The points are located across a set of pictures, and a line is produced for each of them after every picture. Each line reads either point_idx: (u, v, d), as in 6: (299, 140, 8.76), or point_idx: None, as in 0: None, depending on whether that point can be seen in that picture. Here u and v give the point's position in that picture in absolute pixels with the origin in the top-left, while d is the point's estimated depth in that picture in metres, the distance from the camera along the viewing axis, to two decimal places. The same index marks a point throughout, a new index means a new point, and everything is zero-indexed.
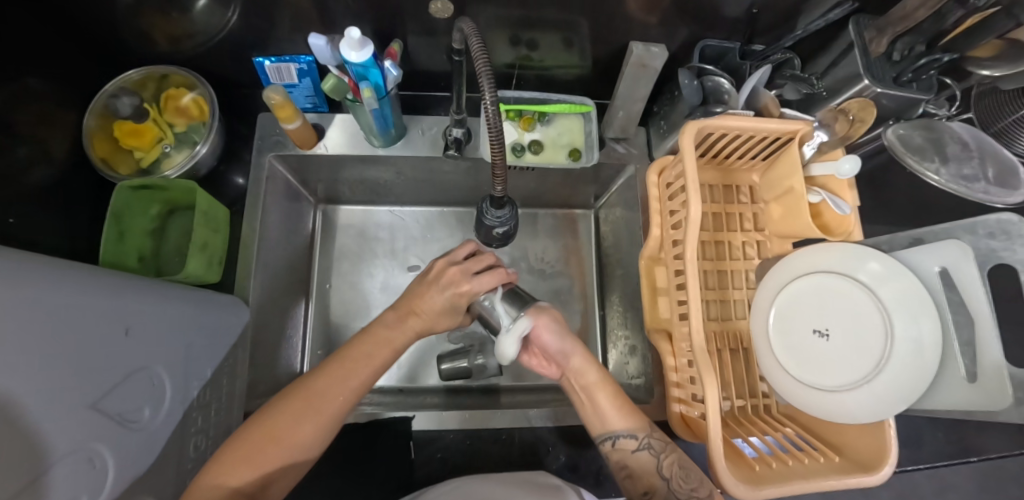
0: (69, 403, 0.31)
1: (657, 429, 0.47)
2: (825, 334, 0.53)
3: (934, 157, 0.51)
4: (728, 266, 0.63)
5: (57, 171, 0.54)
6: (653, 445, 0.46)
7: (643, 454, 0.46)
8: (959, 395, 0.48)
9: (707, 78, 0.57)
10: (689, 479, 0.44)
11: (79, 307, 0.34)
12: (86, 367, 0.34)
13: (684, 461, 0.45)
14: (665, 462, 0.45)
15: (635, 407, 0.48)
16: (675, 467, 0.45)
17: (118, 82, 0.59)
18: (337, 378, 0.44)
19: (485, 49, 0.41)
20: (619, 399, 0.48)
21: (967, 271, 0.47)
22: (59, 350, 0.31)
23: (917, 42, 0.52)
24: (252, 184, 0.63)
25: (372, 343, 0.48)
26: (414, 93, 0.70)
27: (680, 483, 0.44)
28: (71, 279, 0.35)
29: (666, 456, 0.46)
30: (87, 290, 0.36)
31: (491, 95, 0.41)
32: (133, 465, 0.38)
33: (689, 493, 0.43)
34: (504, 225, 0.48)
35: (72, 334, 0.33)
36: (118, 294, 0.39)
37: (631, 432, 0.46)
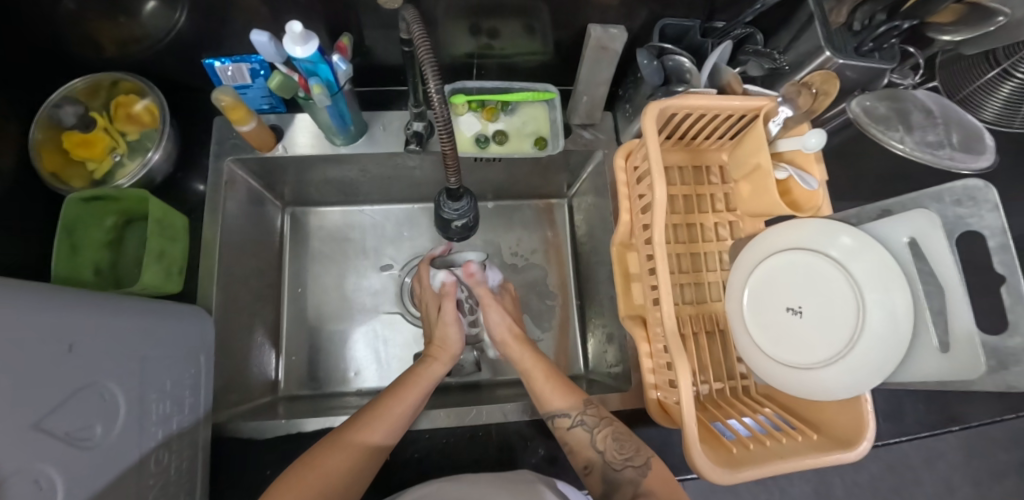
0: (10, 422, 0.30)
1: (591, 406, 0.53)
2: (798, 312, 0.53)
3: (899, 126, 0.50)
4: (701, 249, 0.62)
5: (1, 184, 0.52)
6: (586, 421, 0.51)
7: (577, 430, 0.51)
8: (931, 365, 0.47)
9: (668, 57, 0.55)
10: (623, 449, 0.49)
11: (16, 321, 0.32)
12: (27, 386, 0.32)
13: (617, 435, 0.50)
14: (598, 436, 0.50)
15: (570, 389, 0.55)
16: (608, 440, 0.49)
17: (63, 91, 0.57)
18: (381, 417, 0.50)
19: (428, 40, 0.39)
20: (550, 382, 0.56)
21: (936, 240, 0.46)
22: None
23: (876, 11, 0.52)
24: (210, 191, 0.61)
25: (416, 379, 0.55)
26: (374, 89, 0.69)
27: (613, 454, 0.49)
28: (8, 293, 0.33)
29: (599, 430, 0.50)
30: (30, 304, 0.34)
31: (436, 83, 0.39)
32: (89, 484, 0.36)
33: (624, 463, 0.48)
34: (463, 217, 0.46)
35: (11, 352, 0.31)
36: (63, 308, 0.37)
37: (565, 411, 0.52)
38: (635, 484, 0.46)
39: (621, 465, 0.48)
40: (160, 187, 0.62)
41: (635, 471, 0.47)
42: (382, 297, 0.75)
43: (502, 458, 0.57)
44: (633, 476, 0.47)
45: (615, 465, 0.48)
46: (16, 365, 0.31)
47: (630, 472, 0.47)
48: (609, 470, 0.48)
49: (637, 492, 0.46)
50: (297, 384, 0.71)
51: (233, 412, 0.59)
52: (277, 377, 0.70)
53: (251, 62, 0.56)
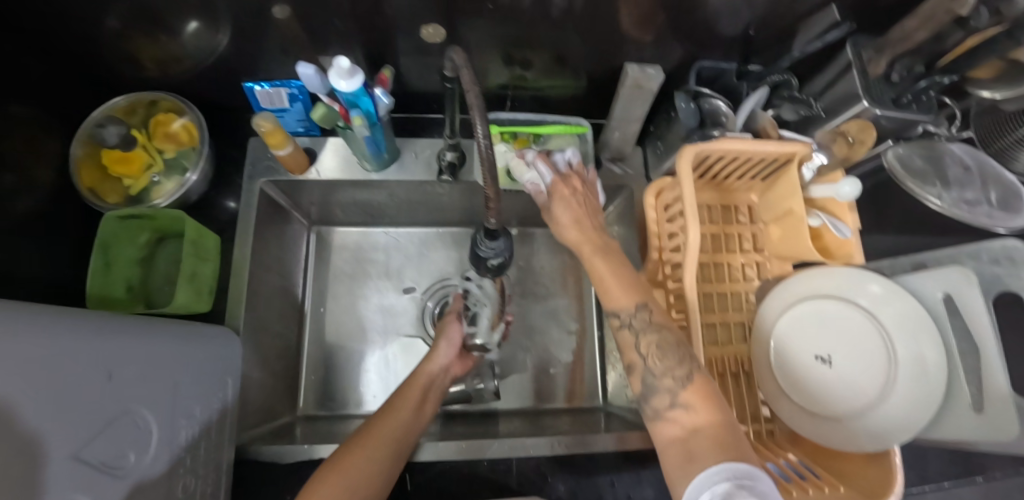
0: (51, 453, 0.30)
1: (645, 309, 0.47)
2: (828, 360, 0.53)
3: (936, 181, 0.51)
4: (728, 288, 0.62)
5: (39, 200, 0.53)
6: (635, 323, 0.47)
7: (625, 332, 0.47)
8: (963, 425, 0.46)
9: (704, 101, 0.56)
10: (666, 358, 0.44)
11: (59, 350, 0.33)
12: (68, 415, 0.32)
13: (662, 344, 0.45)
14: (642, 340, 0.46)
15: (634, 283, 0.48)
16: (652, 346, 0.45)
17: (105, 110, 0.58)
18: (386, 424, 0.50)
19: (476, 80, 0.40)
20: (614, 276, 0.49)
21: (971, 297, 0.46)
22: (40, 396, 0.30)
23: (915, 63, 0.52)
24: (243, 208, 0.62)
25: (412, 381, 0.58)
26: (407, 115, 0.70)
27: (655, 361, 0.45)
28: (51, 320, 0.34)
29: (644, 336, 0.46)
30: (73, 335, 0.35)
31: (484, 135, 0.38)
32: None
33: (663, 371, 0.44)
34: (499, 256, 0.46)
35: (54, 381, 0.32)
36: (103, 333, 0.38)
37: (616, 311, 0.48)
38: (673, 395, 0.42)
39: (660, 372, 0.44)
40: (192, 205, 0.63)
41: (672, 382, 0.43)
42: (402, 319, 0.75)
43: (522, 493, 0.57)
44: (671, 386, 0.43)
45: (654, 371, 0.44)
46: (59, 394, 0.32)
47: (668, 382, 0.43)
48: (648, 374, 0.45)
49: (674, 402, 0.42)
50: (315, 403, 0.71)
51: (255, 433, 0.59)
52: (296, 396, 0.70)
53: (291, 87, 0.58)
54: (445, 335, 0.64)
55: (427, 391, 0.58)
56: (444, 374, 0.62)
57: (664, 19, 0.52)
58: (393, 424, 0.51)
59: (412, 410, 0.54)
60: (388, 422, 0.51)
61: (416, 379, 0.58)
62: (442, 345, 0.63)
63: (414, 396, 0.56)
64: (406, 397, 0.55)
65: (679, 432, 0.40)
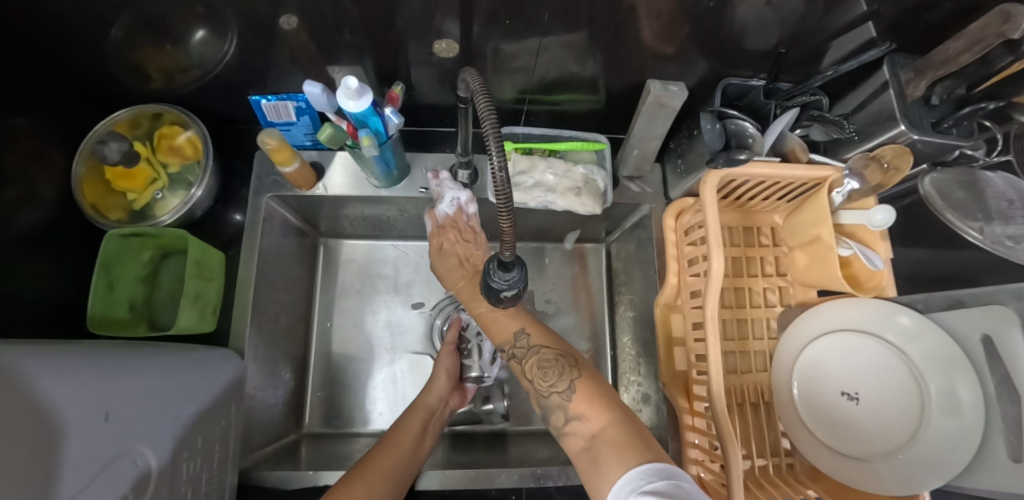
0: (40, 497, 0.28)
1: (523, 336, 0.51)
2: (854, 397, 0.50)
3: (978, 214, 0.47)
4: (749, 315, 0.60)
5: (43, 216, 0.52)
6: (516, 354, 0.51)
7: (514, 362, 0.51)
8: (1005, 475, 0.41)
9: (730, 121, 0.54)
10: (548, 377, 0.47)
11: (34, 397, 0.32)
12: (53, 461, 0.30)
13: (542, 363, 0.48)
14: (526, 366, 0.49)
15: (510, 317, 0.53)
16: (535, 368, 0.48)
17: (108, 123, 0.56)
18: (386, 455, 0.48)
19: (489, 96, 0.37)
20: (495, 316, 0.54)
21: (1010, 339, 0.42)
22: (22, 438, 0.29)
23: (958, 86, 0.49)
24: (249, 225, 0.60)
25: (414, 411, 0.57)
26: (418, 128, 0.67)
27: (540, 382, 0.47)
28: (19, 370, 0.32)
29: (528, 360, 0.50)
30: (58, 384, 0.34)
31: (499, 155, 0.34)
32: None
33: (549, 390, 0.46)
34: (513, 288, 0.43)
35: (33, 425, 0.30)
36: (79, 378, 0.36)
37: (503, 346, 0.53)
38: (564, 410, 0.44)
39: (548, 391, 0.46)
40: (198, 220, 0.62)
41: (560, 397, 0.45)
42: (409, 336, 0.73)
43: None
44: (560, 403, 0.45)
45: (542, 393, 0.47)
46: (42, 439, 0.30)
47: (557, 399, 0.45)
48: (542, 396, 0.47)
49: (569, 417, 0.44)
50: (319, 420, 0.70)
51: (258, 457, 0.57)
52: (302, 412, 0.69)
53: (297, 100, 0.55)
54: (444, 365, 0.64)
55: (428, 421, 0.57)
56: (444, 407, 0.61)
57: (689, 34, 0.49)
58: (394, 455, 0.49)
59: (411, 443, 0.52)
60: (387, 456, 0.48)
61: (417, 409, 0.58)
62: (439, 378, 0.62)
63: (415, 425, 0.55)
64: (407, 427, 0.54)
65: (583, 442, 0.42)
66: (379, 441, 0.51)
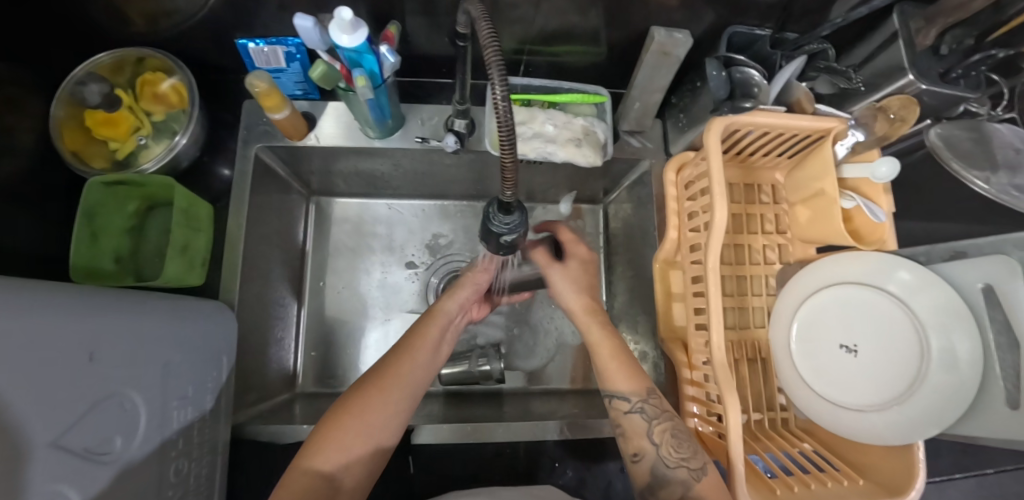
0: (25, 445, 0.27)
1: (655, 396, 0.48)
2: (853, 349, 0.50)
3: (985, 163, 0.47)
4: (747, 272, 0.59)
5: (23, 165, 0.49)
6: (648, 411, 0.47)
7: (635, 417, 0.47)
8: (999, 424, 0.43)
9: (736, 69, 0.52)
10: (680, 449, 0.45)
11: (27, 330, 0.29)
12: (35, 409, 0.28)
13: (677, 432, 0.46)
14: (655, 428, 0.46)
15: (637, 371, 0.50)
16: (665, 434, 0.46)
17: (87, 67, 0.53)
18: (405, 363, 0.48)
19: (496, 33, 0.33)
20: (618, 360, 0.50)
21: (1012, 288, 0.42)
22: (12, 384, 0.27)
23: (968, 35, 0.48)
24: (238, 178, 0.58)
25: (431, 319, 0.53)
26: (413, 80, 0.65)
27: (669, 450, 0.45)
28: (13, 297, 0.30)
29: (658, 423, 0.47)
30: (58, 315, 0.32)
31: (501, 85, 0.32)
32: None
33: (678, 462, 0.44)
34: (514, 233, 0.42)
35: (23, 366, 0.28)
36: (70, 308, 0.33)
37: (625, 395, 0.48)
38: (685, 486, 0.43)
39: (675, 463, 0.44)
40: (184, 172, 0.59)
41: (688, 473, 0.44)
42: (405, 296, 0.73)
43: (528, 476, 0.56)
44: (684, 478, 0.43)
45: (667, 462, 0.45)
46: (30, 383, 0.28)
47: (684, 473, 0.44)
48: (660, 465, 0.45)
49: (686, 496, 0.43)
50: (313, 381, 0.69)
51: (251, 412, 0.56)
52: (296, 372, 0.69)
53: (288, 45, 0.53)
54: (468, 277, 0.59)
55: (446, 331, 0.55)
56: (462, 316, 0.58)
57: None
58: (412, 365, 0.49)
59: (428, 352, 0.51)
60: (405, 363, 0.48)
61: (436, 316, 0.54)
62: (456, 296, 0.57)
63: (431, 337, 0.52)
64: (422, 335, 0.51)
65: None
66: (398, 344, 0.51)
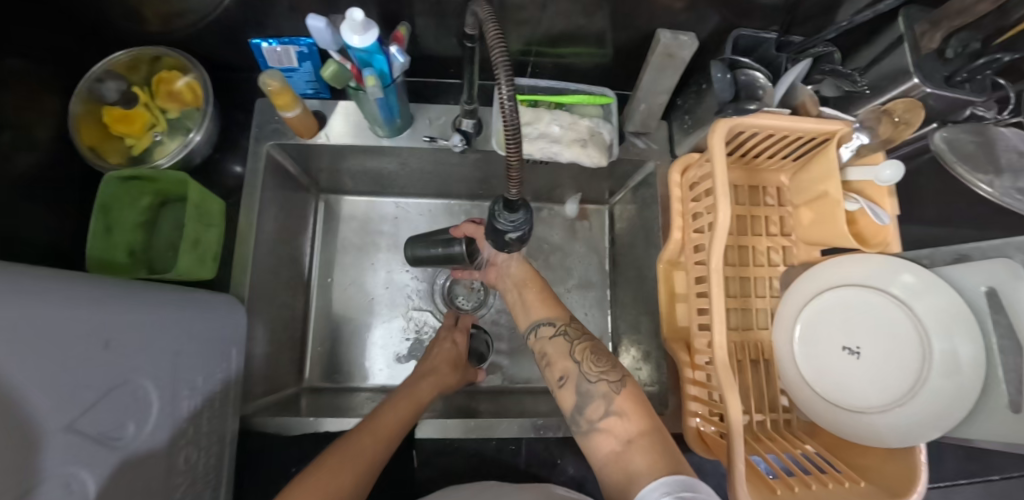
0: (40, 427, 0.28)
1: (576, 322, 0.54)
2: (855, 352, 0.50)
3: (990, 168, 0.46)
4: (751, 273, 0.60)
5: (41, 159, 0.51)
6: (569, 333, 0.52)
7: (558, 339, 0.52)
8: (998, 427, 0.43)
9: (742, 71, 0.52)
10: (599, 364, 0.48)
11: (44, 317, 0.30)
12: (48, 397, 0.29)
13: (595, 349, 0.50)
14: (577, 347, 0.50)
15: (555, 303, 0.56)
16: (586, 352, 0.49)
17: (104, 64, 0.55)
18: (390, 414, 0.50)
19: (502, 35, 0.34)
20: (538, 293, 0.57)
21: (1016, 292, 0.42)
22: (31, 368, 0.28)
23: (974, 39, 0.47)
24: (249, 174, 0.59)
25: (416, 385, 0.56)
26: (422, 80, 0.66)
27: (590, 366, 0.48)
28: (30, 284, 0.30)
29: (579, 344, 0.51)
30: (75, 303, 0.33)
31: (507, 85, 0.33)
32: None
33: (598, 376, 0.47)
34: (518, 230, 0.43)
35: (41, 352, 0.29)
36: (87, 296, 0.35)
37: (549, 320, 0.54)
38: (607, 401, 0.44)
39: (596, 377, 0.47)
40: (197, 168, 0.61)
41: (607, 386, 0.45)
42: (410, 293, 0.75)
43: (530, 472, 0.56)
44: (606, 392, 0.45)
45: (589, 377, 0.47)
46: (46, 368, 0.29)
47: (603, 386, 0.46)
48: (583, 382, 0.47)
49: (608, 410, 0.44)
50: (320, 376, 0.70)
51: (260, 404, 0.58)
52: (302, 367, 0.70)
53: (300, 45, 0.54)
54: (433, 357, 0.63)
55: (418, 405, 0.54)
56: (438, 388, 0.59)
57: None
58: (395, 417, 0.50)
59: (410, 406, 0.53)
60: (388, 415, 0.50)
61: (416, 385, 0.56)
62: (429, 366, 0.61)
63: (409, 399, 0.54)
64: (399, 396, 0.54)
65: (614, 443, 0.42)
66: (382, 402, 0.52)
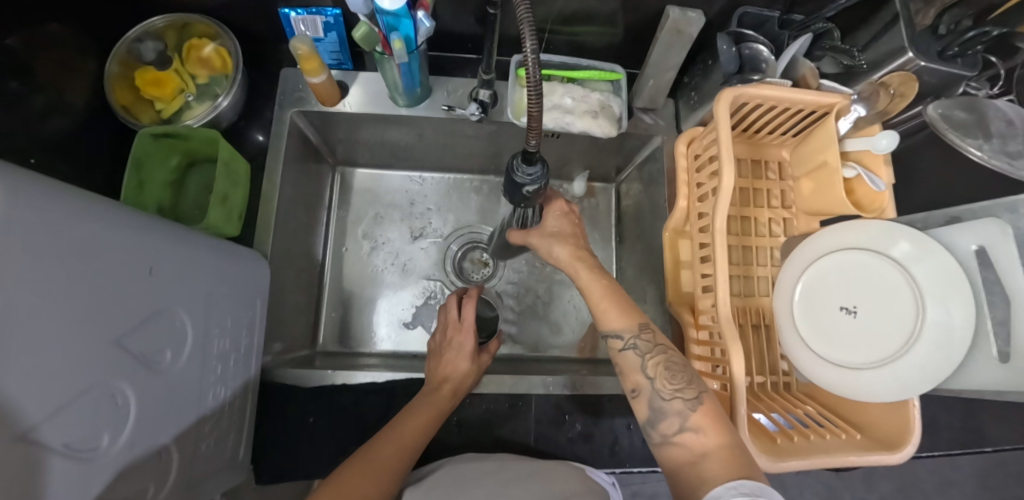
0: (90, 339, 0.31)
1: (648, 330, 0.49)
2: (852, 311, 0.53)
3: (980, 134, 0.48)
4: (753, 242, 0.62)
5: (75, 117, 0.53)
6: (640, 346, 0.49)
7: (629, 353, 0.49)
8: (987, 375, 0.46)
9: (746, 45, 0.55)
10: (675, 379, 0.46)
11: (101, 236, 0.32)
12: (101, 310, 0.32)
13: (670, 364, 0.47)
14: (649, 362, 0.48)
15: (629, 308, 0.51)
16: (659, 367, 0.47)
17: (141, 28, 0.57)
18: (399, 438, 0.47)
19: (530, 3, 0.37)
20: (610, 299, 0.52)
21: (1005, 250, 0.45)
22: (88, 282, 0.31)
23: (965, 16, 0.50)
24: (273, 139, 0.62)
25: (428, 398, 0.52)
26: (439, 55, 0.68)
27: (664, 383, 0.46)
28: (96, 205, 0.33)
29: (651, 357, 0.48)
30: (129, 228, 0.36)
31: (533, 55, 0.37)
32: (159, 419, 0.38)
33: (673, 394, 0.45)
34: (535, 184, 0.46)
35: (92, 272, 0.31)
36: (137, 227, 0.37)
37: (619, 332, 0.50)
38: (682, 418, 0.44)
39: (671, 395, 0.45)
40: (222, 133, 0.63)
41: (683, 404, 0.44)
42: (423, 264, 0.77)
43: (538, 428, 0.58)
44: (681, 409, 0.44)
45: (663, 394, 0.46)
46: (98, 286, 0.32)
47: (679, 404, 0.44)
48: (657, 397, 0.46)
49: (683, 426, 0.44)
50: (333, 341, 0.72)
51: (277, 360, 0.60)
52: (317, 331, 0.72)
53: (327, 14, 0.57)
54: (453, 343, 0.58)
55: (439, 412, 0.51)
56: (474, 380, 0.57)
57: None
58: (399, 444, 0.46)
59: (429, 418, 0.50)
60: (390, 442, 0.46)
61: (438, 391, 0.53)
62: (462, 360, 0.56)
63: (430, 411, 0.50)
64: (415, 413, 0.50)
65: (690, 456, 0.42)
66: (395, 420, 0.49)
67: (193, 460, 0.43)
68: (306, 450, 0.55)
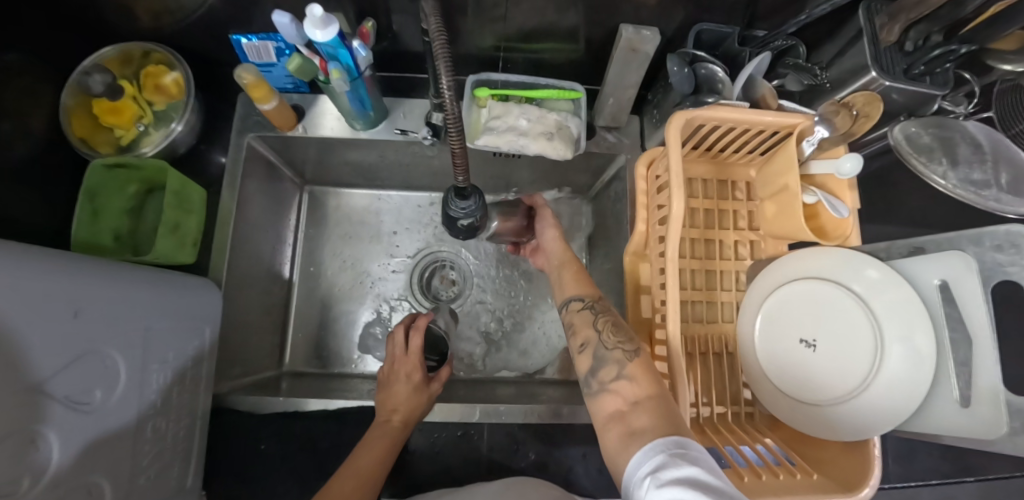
0: (14, 386, 0.31)
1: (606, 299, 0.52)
2: (812, 345, 0.50)
3: (943, 159, 0.45)
4: (717, 266, 0.60)
5: (34, 145, 0.54)
6: (595, 307, 0.51)
7: (585, 312, 0.51)
8: (949, 419, 0.43)
9: (700, 65, 0.53)
10: (618, 333, 0.47)
11: (20, 284, 0.33)
12: (22, 358, 0.32)
13: (616, 322, 0.49)
14: (600, 318, 0.49)
15: (587, 283, 0.55)
16: (607, 324, 0.48)
17: (93, 58, 0.58)
18: (357, 474, 0.46)
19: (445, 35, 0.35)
20: (573, 275, 0.56)
21: (968, 287, 0.42)
22: (7, 330, 0.31)
23: (932, 31, 0.47)
24: (230, 164, 0.62)
25: (387, 428, 0.52)
26: (396, 74, 0.67)
27: (608, 335, 0.47)
28: (13, 253, 0.33)
29: (603, 316, 0.50)
30: (50, 273, 0.36)
31: (450, 85, 0.36)
32: (87, 462, 0.38)
33: (615, 344, 0.46)
34: (470, 217, 0.45)
35: (18, 320, 0.32)
36: (63, 269, 0.37)
37: (579, 297, 0.53)
38: (619, 366, 0.44)
39: (613, 345, 0.46)
40: (182, 157, 0.64)
41: (621, 353, 0.45)
42: (390, 283, 0.77)
43: (492, 457, 0.57)
44: (619, 358, 0.45)
45: (606, 344, 0.47)
46: (18, 335, 0.32)
47: (618, 353, 0.45)
48: (600, 347, 0.47)
49: (619, 374, 0.44)
50: (299, 361, 0.73)
51: (236, 384, 0.60)
52: (283, 351, 0.72)
53: (277, 40, 0.55)
54: (401, 370, 0.57)
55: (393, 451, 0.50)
56: (426, 404, 0.56)
57: None
58: (359, 479, 0.46)
59: (382, 449, 0.49)
60: (351, 481, 0.46)
61: (393, 424, 0.52)
62: (410, 394, 0.55)
63: (382, 444, 0.50)
64: (373, 449, 0.49)
65: (620, 404, 0.42)
66: (343, 464, 0.48)
67: (133, 492, 0.43)
68: (261, 476, 0.55)
